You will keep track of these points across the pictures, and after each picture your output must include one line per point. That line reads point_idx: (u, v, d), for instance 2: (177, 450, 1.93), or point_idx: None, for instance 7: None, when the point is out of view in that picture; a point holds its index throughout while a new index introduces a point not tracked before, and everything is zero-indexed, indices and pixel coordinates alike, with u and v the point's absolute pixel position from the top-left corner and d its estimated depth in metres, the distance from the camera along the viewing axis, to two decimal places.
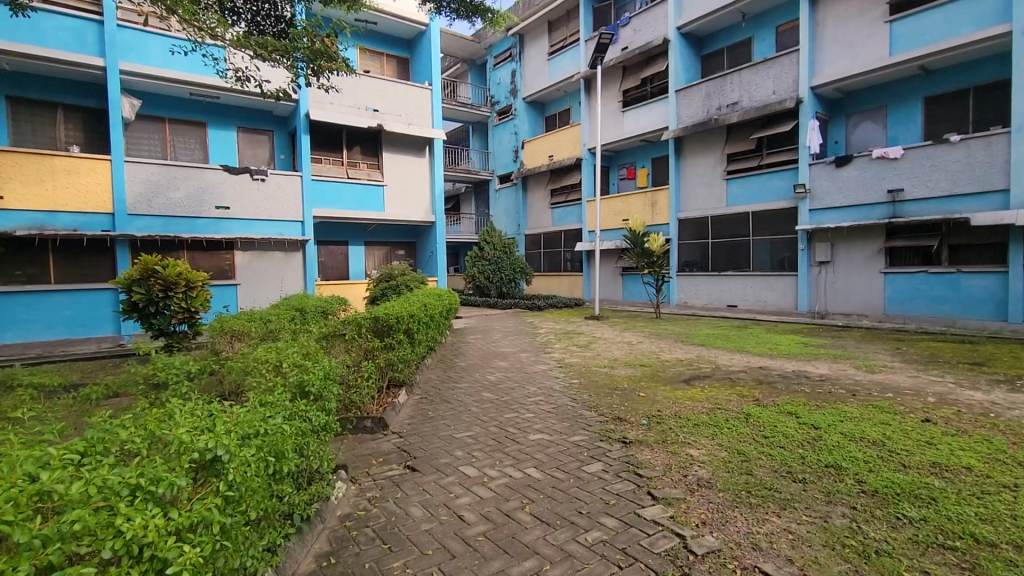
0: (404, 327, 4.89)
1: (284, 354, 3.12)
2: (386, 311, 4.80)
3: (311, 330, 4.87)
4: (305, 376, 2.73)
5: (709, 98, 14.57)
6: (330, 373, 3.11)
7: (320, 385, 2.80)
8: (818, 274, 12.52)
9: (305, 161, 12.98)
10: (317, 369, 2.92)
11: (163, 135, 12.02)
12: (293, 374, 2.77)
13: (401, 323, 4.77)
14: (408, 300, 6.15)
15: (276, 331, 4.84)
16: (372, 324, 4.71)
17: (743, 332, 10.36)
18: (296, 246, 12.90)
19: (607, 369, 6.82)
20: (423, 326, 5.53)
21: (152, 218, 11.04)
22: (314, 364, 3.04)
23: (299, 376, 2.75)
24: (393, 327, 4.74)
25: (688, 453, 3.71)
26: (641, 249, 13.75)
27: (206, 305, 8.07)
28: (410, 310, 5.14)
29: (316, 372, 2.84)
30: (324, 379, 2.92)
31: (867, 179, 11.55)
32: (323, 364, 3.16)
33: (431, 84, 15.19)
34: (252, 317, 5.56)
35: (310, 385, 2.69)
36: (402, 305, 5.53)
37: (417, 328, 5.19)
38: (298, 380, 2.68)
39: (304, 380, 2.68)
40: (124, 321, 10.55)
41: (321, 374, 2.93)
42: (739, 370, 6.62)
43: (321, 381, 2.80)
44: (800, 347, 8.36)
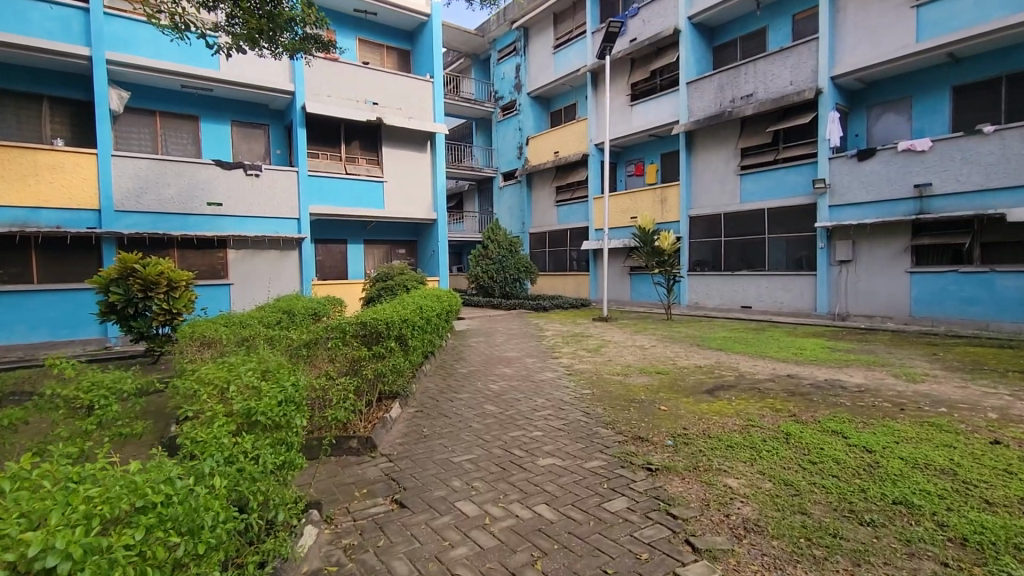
0: (397, 333, 4.32)
1: (238, 369, 2.56)
2: (375, 315, 4.21)
3: (289, 336, 4.29)
4: (256, 401, 2.17)
5: (722, 90, 13.96)
6: (296, 393, 2.55)
7: (277, 410, 2.24)
8: (839, 274, 11.91)
9: (301, 156, 12.45)
10: (275, 389, 2.36)
11: (154, 128, 11.53)
12: (242, 399, 2.21)
13: (392, 328, 4.20)
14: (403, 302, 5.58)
15: (249, 338, 4.25)
16: (358, 331, 4.13)
17: (762, 335, 9.76)
18: (292, 244, 12.37)
19: (621, 377, 6.24)
20: (419, 332, 4.96)
21: (141, 216, 10.55)
22: (274, 383, 2.47)
23: (250, 401, 2.19)
24: (383, 333, 4.17)
25: (727, 485, 3.15)
26: (651, 247, 13.16)
27: (191, 306, 7.51)
28: (403, 313, 4.57)
29: (273, 395, 2.28)
30: (284, 401, 2.36)
31: (892, 174, 10.92)
32: (287, 381, 2.59)
33: (433, 76, 14.66)
34: (230, 322, 5.00)
35: (261, 412, 2.13)
36: (394, 308, 4.95)
37: (412, 335, 4.62)
38: (245, 405, 2.12)
39: (254, 406, 2.12)
40: (111, 322, 10.05)
41: (281, 395, 2.37)
42: (766, 378, 6.04)
43: (277, 406, 2.24)
44: (827, 353, 7.76)
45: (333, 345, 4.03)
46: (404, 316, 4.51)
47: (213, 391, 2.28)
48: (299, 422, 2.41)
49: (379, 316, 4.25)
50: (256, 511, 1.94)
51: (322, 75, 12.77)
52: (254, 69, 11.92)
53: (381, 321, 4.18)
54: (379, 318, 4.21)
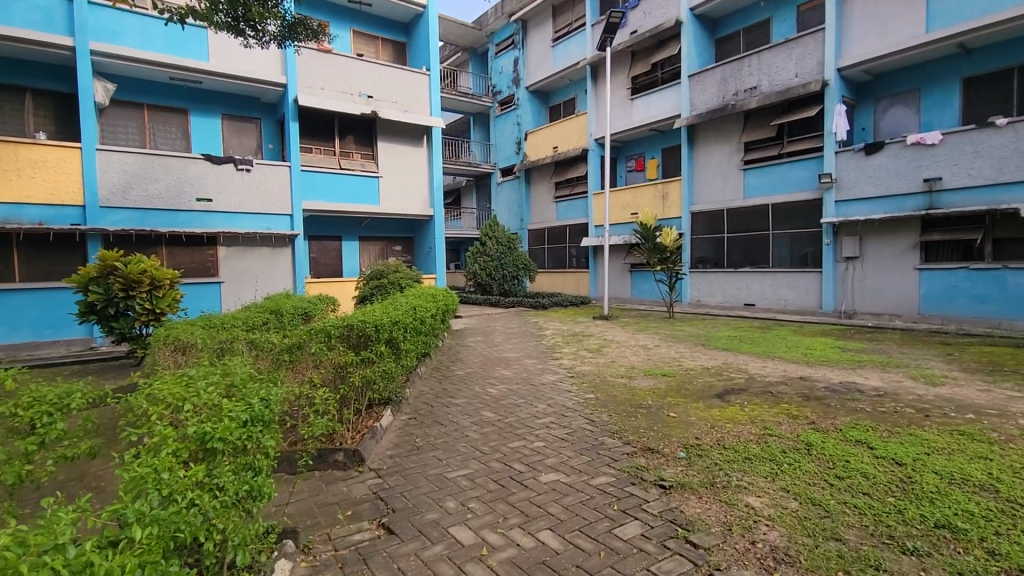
0: (387, 336, 4.00)
1: (198, 381, 2.23)
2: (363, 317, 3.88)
3: (269, 339, 3.96)
4: (212, 423, 1.85)
5: (725, 83, 13.65)
6: (267, 410, 2.24)
7: (240, 432, 1.92)
8: (845, 271, 11.63)
9: (294, 150, 12.11)
10: (241, 408, 2.04)
11: (141, 122, 11.17)
12: (198, 421, 1.90)
13: (380, 331, 3.87)
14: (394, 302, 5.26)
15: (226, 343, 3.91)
16: (343, 334, 3.80)
17: (769, 334, 9.48)
18: (284, 241, 12.04)
19: (625, 380, 5.94)
20: (412, 334, 4.64)
21: (128, 212, 10.20)
22: (241, 399, 2.16)
23: (207, 424, 1.88)
24: (373, 337, 3.84)
25: (749, 505, 2.85)
26: (652, 244, 12.85)
27: (176, 306, 7.18)
28: (393, 314, 4.25)
29: (235, 416, 1.96)
30: (250, 420, 2.04)
31: (901, 168, 10.62)
32: (259, 396, 2.28)
33: (429, 69, 14.31)
34: (209, 324, 4.66)
35: (215, 438, 1.80)
36: (385, 308, 4.63)
37: (403, 338, 4.29)
38: (199, 428, 1.80)
39: (209, 430, 1.80)
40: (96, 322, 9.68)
41: (248, 413, 2.05)
42: (778, 381, 5.76)
43: (239, 428, 1.92)
44: (838, 352, 7.47)
45: (317, 351, 3.68)
46: (394, 317, 4.18)
47: (167, 412, 1.98)
48: (269, 443, 2.09)
49: (367, 318, 3.91)
50: (203, 560, 1.61)
51: (315, 68, 12.41)
52: (245, 61, 11.56)
53: (370, 324, 3.85)
54: (368, 320, 3.88)
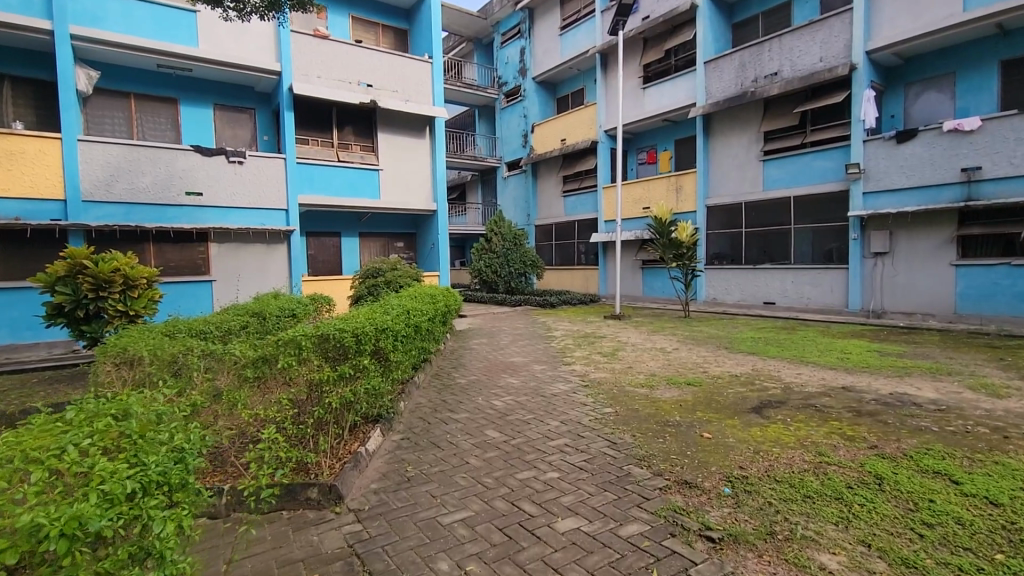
0: (371, 346, 3.34)
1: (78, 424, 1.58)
2: (339, 325, 3.20)
3: (227, 350, 3.28)
4: (57, 510, 1.19)
5: (743, 70, 12.95)
6: (174, 469, 1.60)
7: (113, 513, 1.27)
8: (873, 268, 10.92)
9: (289, 142, 11.50)
10: (122, 472, 1.39)
11: (128, 112, 10.64)
12: (48, 497, 1.27)
13: (361, 343, 3.18)
14: (384, 305, 4.58)
15: (176, 355, 3.25)
16: (317, 347, 3.09)
17: (794, 335, 8.82)
18: (279, 237, 11.47)
19: (646, 390, 5.30)
20: (403, 342, 3.99)
21: (113, 206, 9.68)
22: (129, 456, 1.51)
23: (58, 501, 1.25)
24: (353, 349, 3.17)
25: (825, 568, 2.22)
26: (666, 240, 12.18)
27: (153, 307, 6.65)
28: (378, 319, 3.58)
29: (110, 490, 1.31)
30: (134, 490, 1.39)
31: (936, 157, 9.87)
32: (161, 447, 1.63)
33: (432, 56, 13.66)
34: (167, 331, 4.03)
35: (55, 536, 1.13)
36: (371, 312, 3.96)
37: (392, 348, 3.64)
38: (32, 520, 1.13)
39: (49, 522, 1.14)
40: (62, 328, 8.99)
41: (131, 480, 1.39)
42: (819, 392, 5.10)
43: (110, 511, 1.26)
44: (877, 357, 6.79)
45: (284, 368, 3.01)
46: (380, 323, 3.51)
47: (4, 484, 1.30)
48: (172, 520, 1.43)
49: (346, 325, 3.24)
50: None
51: (311, 55, 11.83)
52: (237, 47, 10.98)
53: (349, 334, 3.17)
54: (346, 328, 3.20)
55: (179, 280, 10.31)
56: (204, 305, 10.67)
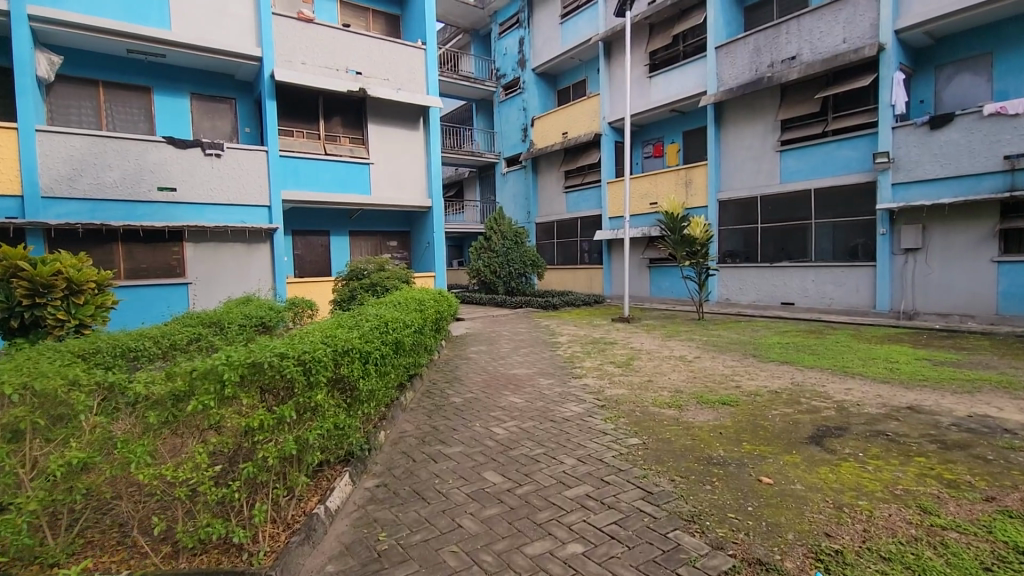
0: (328, 376, 2.52)
1: None
2: (280, 349, 2.36)
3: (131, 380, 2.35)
4: None
5: (759, 54, 12.11)
6: None
7: None
8: (904, 265, 10.09)
9: (272, 133, 10.65)
10: None
11: (96, 101, 9.79)
12: None
13: (308, 374, 2.38)
14: (355, 316, 3.70)
15: (58, 393, 2.20)
16: (246, 380, 2.20)
17: (825, 340, 7.99)
18: (260, 236, 10.59)
19: (674, 412, 4.47)
20: (378, 365, 3.15)
21: (77, 203, 8.81)
22: None
23: None
24: (300, 381, 2.34)
25: None
26: (678, 236, 11.31)
27: (102, 314, 5.81)
28: (337, 338, 2.75)
29: None
30: None
31: (975, 144, 9.05)
32: None
33: (426, 42, 12.81)
34: (75, 355, 3.14)
35: None
36: (333, 328, 3.11)
37: (359, 374, 2.80)
38: None
39: None
40: None
41: None
42: (884, 415, 4.26)
43: None
44: (929, 367, 5.94)
45: (200, 412, 2.11)
46: (339, 344, 2.67)
47: None
48: None
49: (290, 350, 2.40)
50: None
51: (294, 39, 10.95)
52: (214, 30, 10.08)
53: (293, 361, 2.33)
54: (289, 354, 2.36)
55: (142, 284, 9.41)
56: (163, 315, 9.66)
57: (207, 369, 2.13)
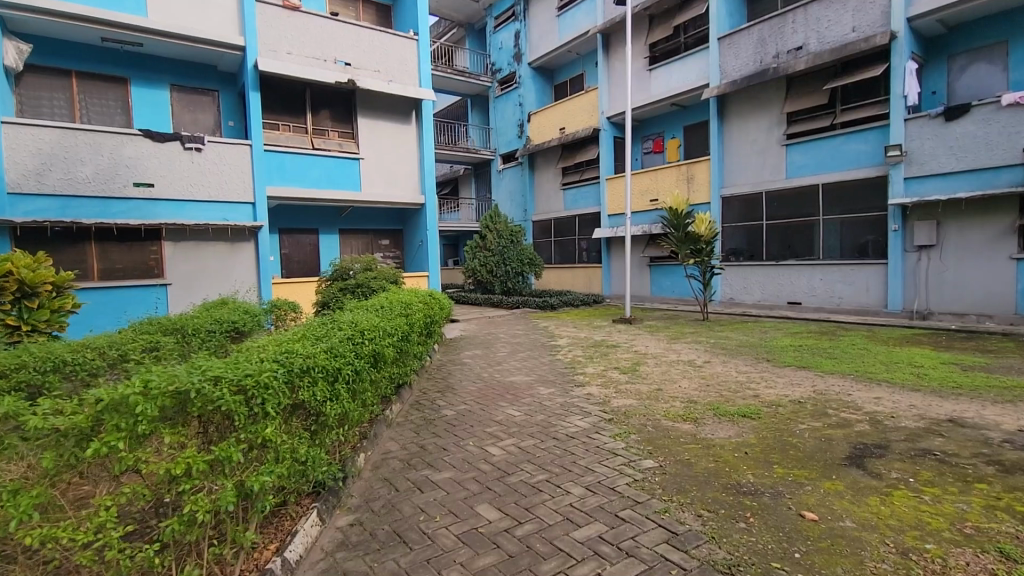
0: (281, 403, 2.04)
1: None
2: (215, 372, 1.88)
3: (25, 408, 1.84)
4: None
5: (763, 45, 11.70)
6: None
7: None
8: (917, 263, 9.68)
9: (256, 125, 10.14)
10: None
11: (69, 93, 9.25)
12: None
13: (251, 404, 1.90)
14: (327, 324, 3.20)
15: None
16: (166, 414, 1.72)
17: (841, 343, 7.52)
18: (244, 235, 10.08)
19: (690, 427, 4.01)
20: (351, 383, 2.68)
21: (46, 200, 8.28)
22: None
23: None
24: (243, 412, 1.87)
25: None
26: (682, 233, 10.84)
27: (59, 319, 5.30)
28: (294, 355, 2.28)
29: None
30: None
31: (992, 136, 8.64)
32: None
33: (418, 33, 12.33)
34: None
35: None
36: (293, 343, 2.63)
37: (323, 399, 2.32)
38: None
39: None
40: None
41: None
42: (926, 430, 3.80)
43: None
44: (959, 373, 5.50)
45: (104, 457, 1.62)
46: (296, 363, 2.20)
47: None
48: None
49: (229, 372, 1.92)
50: None
51: (279, 28, 10.44)
52: (194, 18, 9.57)
53: (230, 387, 1.85)
54: (227, 378, 1.87)
55: (115, 286, 8.87)
56: (119, 321, 8.94)
57: (117, 400, 1.64)
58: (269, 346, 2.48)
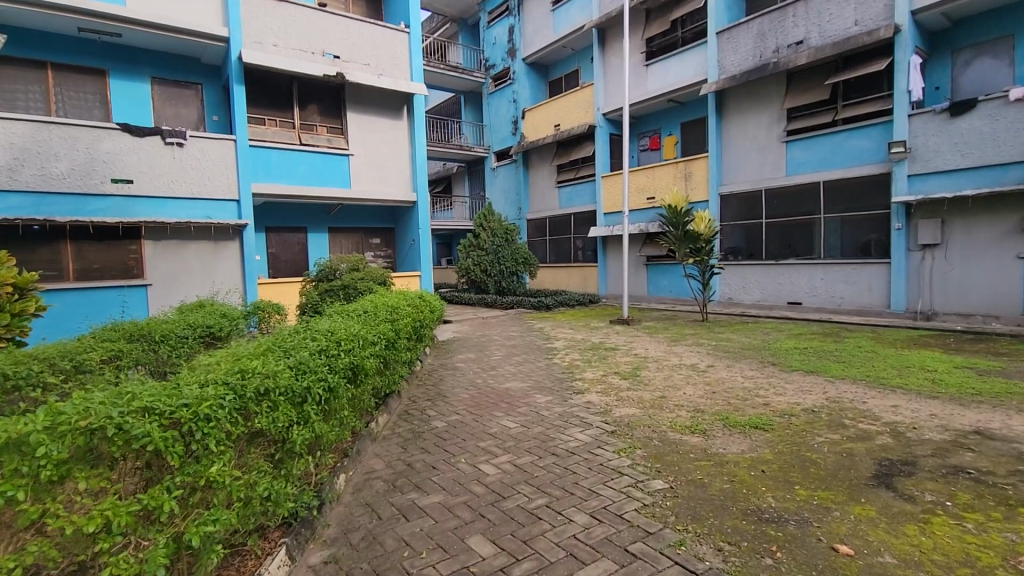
0: (227, 435, 1.77)
1: None
2: (144, 403, 1.62)
3: None
4: None
5: (763, 39, 11.44)
6: None
7: None
8: (921, 262, 9.47)
9: (240, 120, 9.77)
10: None
11: (45, 85, 8.79)
12: None
13: (186, 440, 1.64)
14: (299, 334, 2.91)
15: None
16: (78, 454, 1.47)
17: (846, 345, 7.28)
18: (228, 233, 9.71)
19: (700, 440, 3.72)
20: (323, 403, 2.39)
21: (19, 197, 7.87)
22: None
23: None
24: (176, 450, 1.60)
25: None
26: (682, 231, 10.56)
27: (22, 322, 4.93)
28: (251, 377, 2.01)
29: None
30: None
31: (999, 131, 8.41)
32: None
33: (409, 25, 12.00)
34: None
35: None
36: (255, 358, 2.35)
37: (286, 423, 2.06)
38: None
39: None
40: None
41: None
42: (955, 444, 3.52)
43: None
44: (975, 378, 5.26)
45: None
46: (249, 387, 1.93)
47: None
48: None
49: (162, 402, 1.66)
50: None
51: (265, 19, 10.06)
52: (175, 7, 9.17)
53: (159, 421, 1.59)
54: (158, 411, 1.61)
55: (93, 287, 8.49)
56: (80, 326, 8.39)
57: (18, 438, 1.40)
58: (224, 364, 2.21)
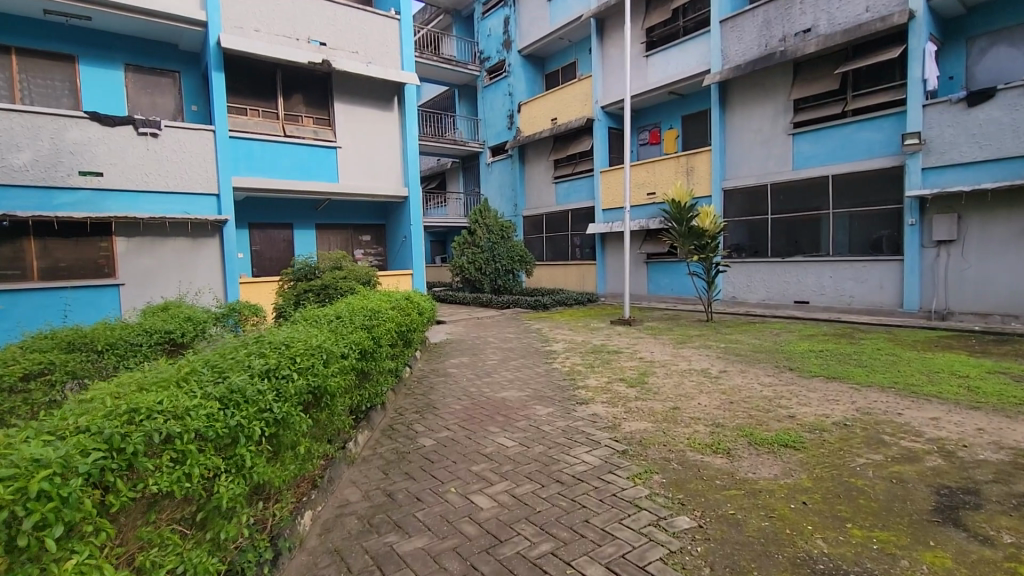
0: (89, 513, 1.34)
1: None
2: None
3: None
4: None
5: (769, 27, 10.99)
6: None
7: None
8: (935, 260, 9.05)
9: (220, 109, 9.22)
10: None
11: (8, 71, 8.17)
12: None
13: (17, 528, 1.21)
14: (246, 350, 2.49)
15: None
16: None
17: (862, 347, 6.85)
18: (208, 230, 9.17)
19: (725, 463, 3.24)
20: (260, 443, 1.96)
21: None
22: None
23: None
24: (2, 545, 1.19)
25: None
26: (686, 227, 10.08)
27: None
28: (145, 426, 1.60)
29: None
30: None
31: (1020, 122, 7.99)
32: None
33: (400, 12, 11.49)
34: None
35: None
36: (170, 390, 1.94)
37: (195, 480, 1.63)
38: None
39: None
40: None
41: None
42: (1017, 467, 3.06)
43: None
44: (1011, 385, 4.82)
45: None
46: (133, 441, 1.51)
47: None
48: None
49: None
50: None
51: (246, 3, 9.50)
52: None
53: None
54: None
55: (59, 287, 7.94)
56: (14, 332, 7.60)
57: None
58: (125, 398, 1.80)
